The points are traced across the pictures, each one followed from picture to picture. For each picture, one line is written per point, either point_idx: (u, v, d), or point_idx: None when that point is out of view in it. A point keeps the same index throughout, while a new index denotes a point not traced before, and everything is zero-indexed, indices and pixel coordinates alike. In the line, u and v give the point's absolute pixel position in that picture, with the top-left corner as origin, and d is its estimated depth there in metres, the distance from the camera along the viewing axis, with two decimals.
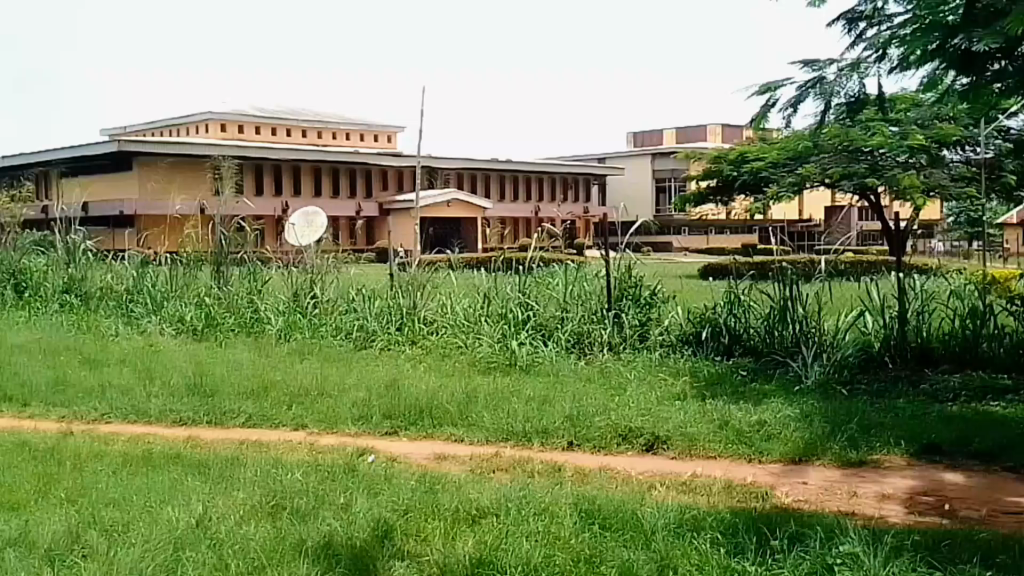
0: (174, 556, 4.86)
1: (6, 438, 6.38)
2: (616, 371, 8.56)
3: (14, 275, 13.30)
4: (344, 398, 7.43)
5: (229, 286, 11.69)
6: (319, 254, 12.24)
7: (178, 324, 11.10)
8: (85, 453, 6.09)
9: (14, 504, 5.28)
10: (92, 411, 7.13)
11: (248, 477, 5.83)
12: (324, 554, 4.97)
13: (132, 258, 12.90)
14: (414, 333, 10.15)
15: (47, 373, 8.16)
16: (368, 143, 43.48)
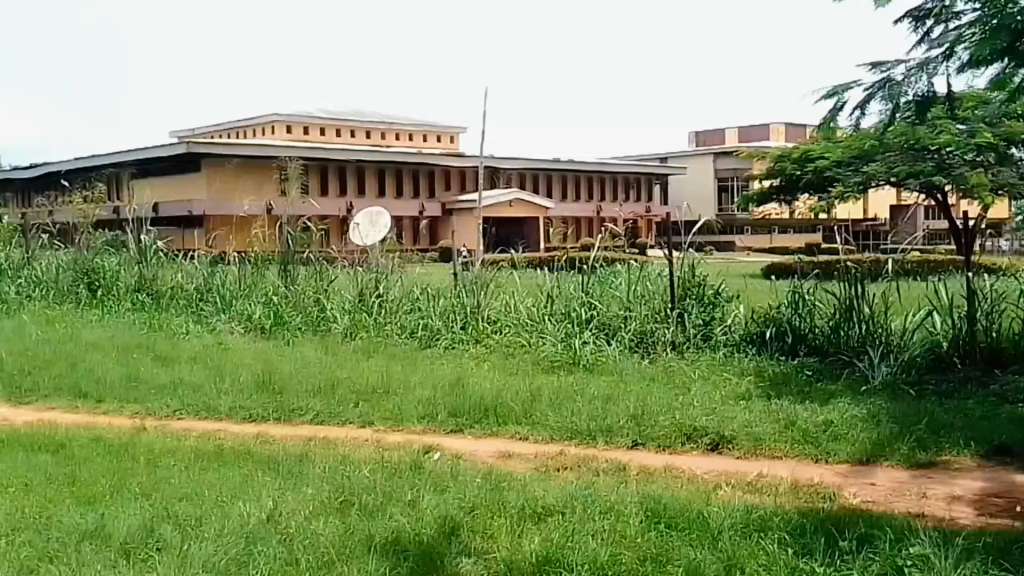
0: (246, 549, 4.94)
1: (81, 433, 6.53)
2: (681, 371, 8.58)
3: (86, 275, 13.56)
4: (409, 396, 7.49)
5: (295, 286, 11.85)
6: (383, 254, 12.35)
7: (246, 323, 11.30)
8: (157, 449, 6.21)
9: (91, 498, 5.40)
10: (164, 408, 7.27)
11: (317, 473, 5.91)
12: (393, 551, 5.01)
13: (202, 258, 13.16)
14: (479, 332, 10.21)
15: (121, 369, 8.35)
16: (431, 143, 44.06)
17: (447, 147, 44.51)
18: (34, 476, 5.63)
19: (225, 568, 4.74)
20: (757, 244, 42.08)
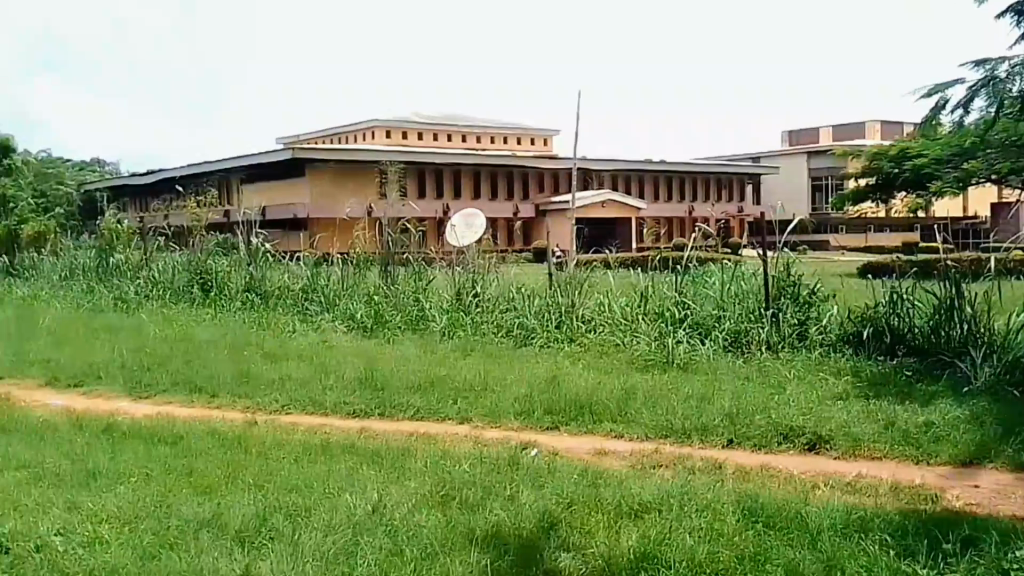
0: (354, 540, 5.12)
1: (194, 426, 6.89)
2: (776, 370, 8.62)
3: (200, 275, 14.25)
4: (507, 393, 7.65)
5: (397, 285, 12.23)
6: (479, 254, 12.67)
7: (349, 321, 11.72)
8: (268, 442, 6.49)
9: (207, 488, 5.67)
10: (273, 403, 7.59)
11: (419, 467, 6.09)
12: (493, 544, 5.14)
13: (307, 260, 13.69)
14: (573, 331, 10.40)
15: (234, 366, 8.74)
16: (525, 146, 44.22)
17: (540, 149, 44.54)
18: (155, 467, 5.96)
19: (334, 557, 4.94)
20: (853, 242, 40.84)
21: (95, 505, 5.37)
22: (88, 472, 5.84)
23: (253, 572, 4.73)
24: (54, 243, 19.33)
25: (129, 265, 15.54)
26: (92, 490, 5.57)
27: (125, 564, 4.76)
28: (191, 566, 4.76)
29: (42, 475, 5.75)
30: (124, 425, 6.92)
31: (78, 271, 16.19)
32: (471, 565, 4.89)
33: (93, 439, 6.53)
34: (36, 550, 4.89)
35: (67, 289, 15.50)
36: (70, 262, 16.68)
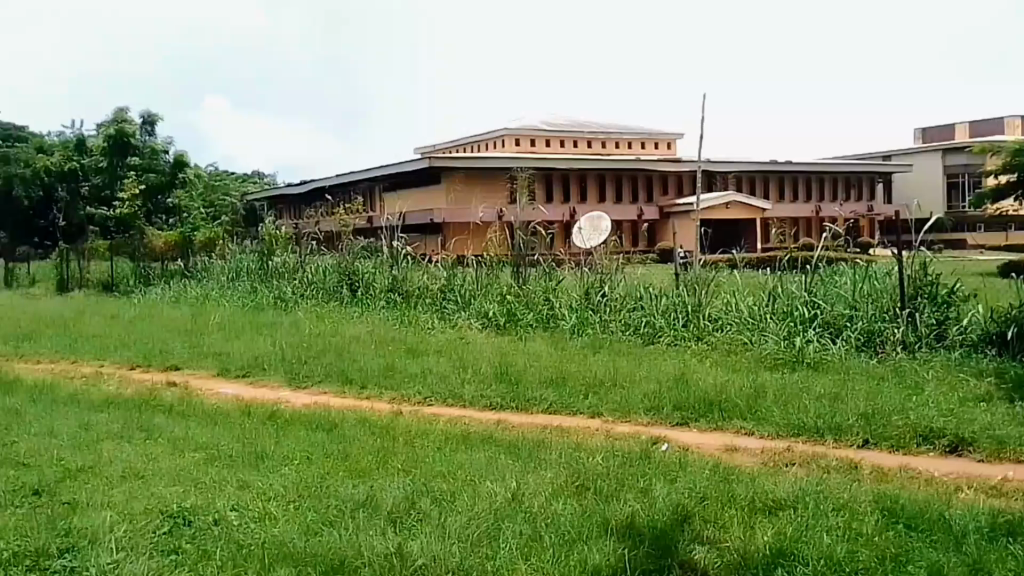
0: (496, 525, 5.42)
1: (345, 415, 7.45)
2: (912, 371, 8.44)
3: (348, 275, 15.16)
4: (636, 389, 7.86)
5: (527, 284, 12.64)
6: (606, 255, 12.91)
7: (484, 319, 12.20)
8: (413, 431, 6.94)
9: (360, 471, 6.14)
10: (416, 395, 8.09)
11: (555, 458, 6.37)
12: (628, 533, 5.32)
13: (443, 261, 14.26)
14: (700, 329, 10.48)
15: (380, 360, 9.34)
16: (650, 150, 43.23)
17: (663, 153, 43.41)
18: (313, 451, 6.50)
19: (478, 540, 5.26)
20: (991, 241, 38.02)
21: (263, 484, 5.93)
22: (256, 454, 6.45)
23: (406, 550, 5.11)
24: (221, 247, 21.06)
25: (285, 268, 16.77)
26: (262, 470, 6.16)
27: (292, 538, 5.25)
28: (349, 543, 5.19)
29: (218, 456, 6.41)
30: (286, 412, 7.57)
31: (243, 272, 17.66)
32: (608, 553, 5.08)
33: (258, 425, 7.20)
34: (216, 522, 5.48)
35: (236, 287, 16.95)
36: (236, 263, 18.20)
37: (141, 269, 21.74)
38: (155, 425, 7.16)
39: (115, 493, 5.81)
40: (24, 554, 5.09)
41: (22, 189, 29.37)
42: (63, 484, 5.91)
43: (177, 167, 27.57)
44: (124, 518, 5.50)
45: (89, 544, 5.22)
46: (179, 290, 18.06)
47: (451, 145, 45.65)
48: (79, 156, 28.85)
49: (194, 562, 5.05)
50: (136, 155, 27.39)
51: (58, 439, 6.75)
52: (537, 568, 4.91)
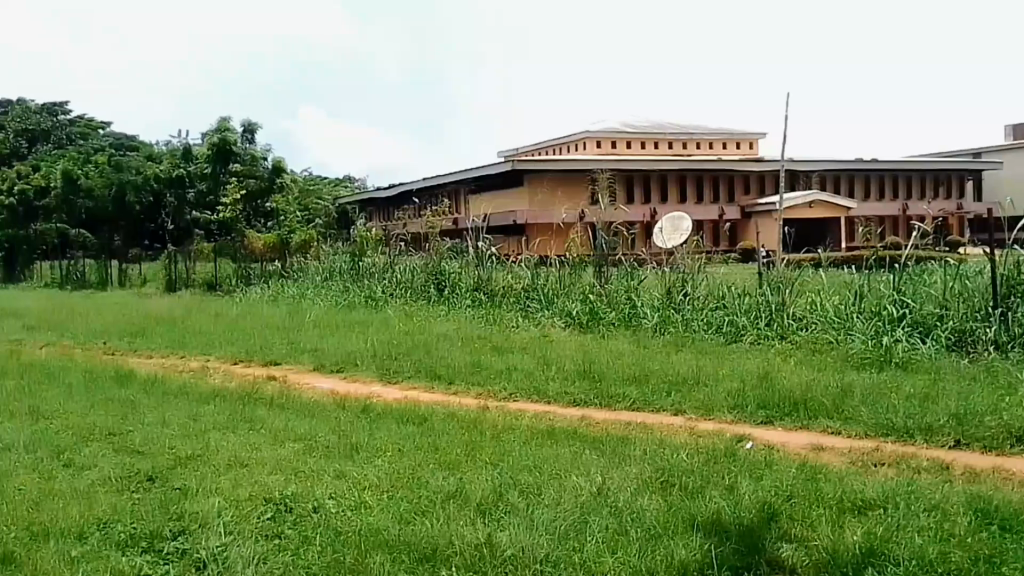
0: (583, 518, 5.57)
1: (433, 410, 7.73)
2: (1005, 372, 8.32)
3: (435, 275, 15.64)
4: (719, 387, 7.94)
5: (609, 284, 12.85)
6: (689, 255, 13.04)
7: (567, 317, 12.49)
8: (499, 426, 7.15)
9: (450, 463, 6.37)
10: (501, 390, 8.35)
11: (640, 454, 6.49)
12: (713, 530, 5.39)
13: (526, 261, 14.56)
14: (784, 328, 10.58)
15: (467, 356, 9.65)
16: (733, 150, 42.40)
17: (747, 152, 42.53)
18: (405, 444, 6.77)
19: (565, 533, 5.41)
20: None
21: (358, 474, 6.21)
22: (351, 445, 6.76)
23: (495, 540, 5.28)
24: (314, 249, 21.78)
25: (375, 268, 17.39)
26: (356, 461, 6.46)
27: (385, 527, 5.49)
28: (440, 532, 5.40)
29: (315, 446, 6.74)
30: (378, 406, 7.90)
31: (336, 273, 18.31)
32: (694, 548, 5.16)
33: (353, 417, 7.54)
34: (316, 510, 5.78)
35: (331, 287, 17.59)
36: (329, 263, 18.85)
37: (243, 269, 23.15)
38: (257, 416, 7.58)
39: (223, 479, 6.18)
40: (141, 536, 5.48)
41: (133, 195, 30.32)
42: (175, 471, 6.33)
43: (274, 172, 27.91)
44: (231, 504, 5.84)
45: (200, 528, 5.57)
46: (277, 290, 18.86)
47: (536, 148, 46.04)
48: (185, 162, 29.72)
49: (297, 547, 5.34)
50: (237, 163, 28.04)
51: (170, 429, 7.23)
52: (625, 562, 5.02)
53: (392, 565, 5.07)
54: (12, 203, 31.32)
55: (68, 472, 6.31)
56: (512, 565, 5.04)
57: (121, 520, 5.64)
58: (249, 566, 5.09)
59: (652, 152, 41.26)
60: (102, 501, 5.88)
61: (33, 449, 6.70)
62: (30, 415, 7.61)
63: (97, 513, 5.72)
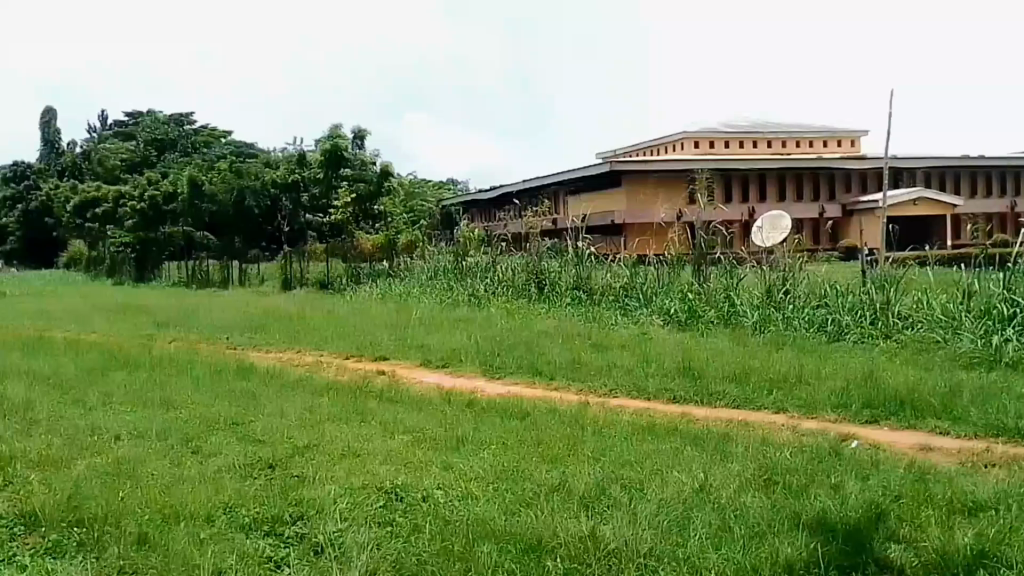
0: (687, 513, 5.68)
1: (534, 405, 8.13)
2: None
3: (537, 275, 16.78)
4: (823, 386, 8.14)
5: (708, 283, 13.57)
6: (786, 255, 13.78)
7: (666, 315, 13.43)
8: (601, 421, 7.44)
9: (552, 458, 6.62)
10: (601, 386, 8.81)
11: (743, 451, 6.63)
12: (818, 528, 5.41)
13: (624, 260, 15.50)
14: (888, 327, 11.14)
15: (567, 352, 10.22)
16: (833, 149, 41.56)
17: (848, 151, 41.48)
18: (508, 437, 7.09)
19: (667, 527, 5.51)
20: None
21: (465, 466, 6.49)
22: (457, 438, 7.09)
23: (599, 533, 5.41)
24: (420, 250, 23.71)
25: (479, 268, 18.83)
26: (462, 453, 6.76)
27: (492, 517, 5.69)
28: (545, 524, 5.56)
29: (423, 438, 7.11)
30: (482, 401, 8.36)
31: (441, 272, 20.16)
32: (800, 547, 5.18)
33: (458, 411, 7.98)
34: (424, 499, 6.04)
35: (437, 284, 19.54)
36: (434, 263, 20.99)
37: (353, 268, 25.00)
38: (368, 409, 8.06)
39: (337, 469, 6.53)
40: (263, 519, 5.83)
41: (252, 200, 31.64)
42: (293, 460, 6.72)
43: (382, 176, 28.24)
44: (344, 492, 6.16)
45: (317, 514, 5.88)
46: (386, 288, 21.05)
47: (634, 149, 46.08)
48: (300, 167, 30.16)
49: (407, 534, 5.59)
50: (348, 167, 28.53)
51: (287, 420, 7.73)
52: (729, 558, 5.09)
53: (500, 554, 5.26)
54: (143, 208, 34.00)
55: (197, 458, 6.82)
56: (617, 558, 5.16)
57: (244, 504, 6.01)
58: (364, 550, 5.35)
59: (751, 151, 40.53)
60: (227, 485, 6.31)
61: (165, 437, 7.29)
62: (164, 405, 8.33)
63: (223, 497, 6.11)
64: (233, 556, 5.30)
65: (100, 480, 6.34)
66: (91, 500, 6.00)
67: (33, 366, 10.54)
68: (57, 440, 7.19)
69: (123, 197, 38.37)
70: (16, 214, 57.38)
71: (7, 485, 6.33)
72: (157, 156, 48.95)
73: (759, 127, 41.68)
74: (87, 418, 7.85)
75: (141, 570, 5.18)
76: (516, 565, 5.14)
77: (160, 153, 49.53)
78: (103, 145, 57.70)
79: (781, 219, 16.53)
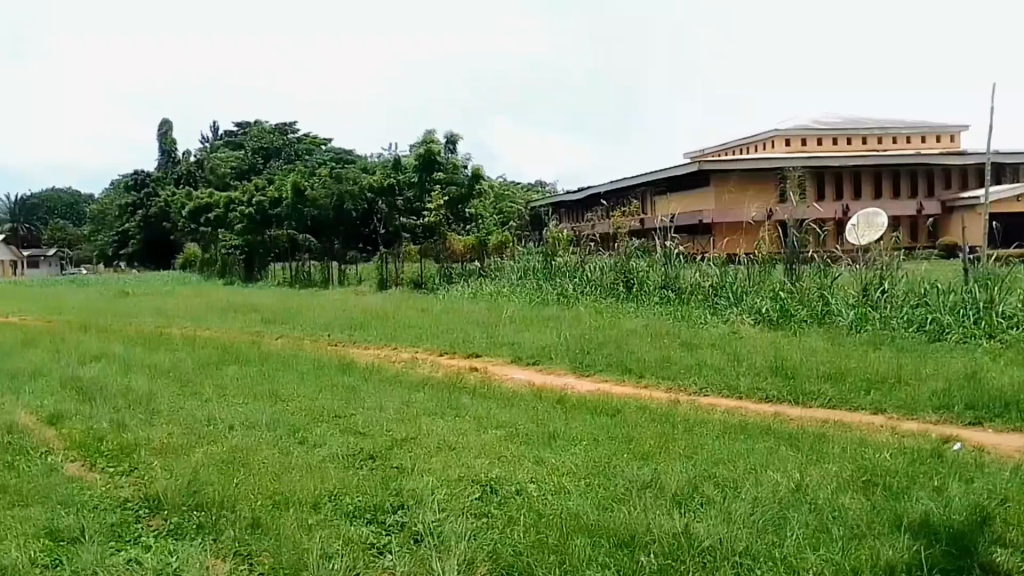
0: (782, 513, 5.72)
1: (625, 403, 8.47)
2: None
3: (624, 274, 17.37)
4: (923, 387, 8.30)
5: (801, 281, 13.97)
6: (881, 253, 14.03)
7: (757, 314, 13.78)
8: (691, 420, 7.67)
9: (645, 454, 6.83)
10: (693, 385, 9.15)
11: (840, 452, 6.81)
12: (919, 530, 5.39)
13: (714, 260, 15.93)
14: (993, 327, 11.32)
15: (656, 351, 10.65)
16: (931, 145, 40.10)
17: (947, 146, 39.90)
18: (599, 434, 7.37)
19: (763, 527, 5.56)
20: None
21: (557, 462, 6.72)
22: (550, 434, 7.41)
23: (693, 531, 5.48)
24: (510, 251, 24.77)
25: (568, 267, 19.52)
26: (554, 448, 7.02)
27: (585, 512, 5.82)
28: (638, 520, 5.65)
29: (518, 433, 7.47)
30: (572, 398, 8.74)
31: (530, 271, 20.97)
32: (901, 549, 5.14)
33: (549, 408, 8.38)
34: (519, 492, 6.25)
35: (528, 283, 20.39)
36: (524, 263, 21.75)
37: (445, 269, 26.31)
38: (462, 404, 8.52)
39: (435, 461, 6.84)
40: (366, 508, 6.13)
41: (350, 203, 33.06)
42: (392, 452, 7.07)
43: (474, 179, 30.37)
44: (442, 484, 6.42)
45: (416, 504, 6.13)
46: (477, 287, 22.02)
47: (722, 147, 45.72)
48: (396, 173, 32.60)
49: (503, 525, 5.77)
50: (440, 171, 30.87)
51: (385, 413, 8.15)
52: (827, 558, 5.09)
53: (594, 548, 5.37)
54: (251, 212, 37.21)
55: (303, 448, 7.25)
56: (712, 555, 5.22)
57: (347, 494, 6.33)
58: (463, 540, 5.56)
59: (845, 148, 39.57)
60: (331, 474, 6.67)
61: (273, 427, 7.80)
62: (273, 397, 8.93)
63: (328, 485, 6.45)
64: (339, 542, 5.58)
65: (215, 467, 6.80)
66: (208, 485, 6.43)
67: (156, 358, 11.47)
68: (177, 430, 7.80)
69: (232, 202, 40.44)
70: (136, 219, 61.96)
71: (133, 470, 6.89)
72: (264, 163, 54.93)
73: (852, 124, 40.65)
74: (203, 409, 8.49)
75: (255, 552, 5.52)
76: (611, 559, 5.24)
77: (269, 161, 54.98)
78: (214, 154, 61.37)
79: (876, 217, 16.30)
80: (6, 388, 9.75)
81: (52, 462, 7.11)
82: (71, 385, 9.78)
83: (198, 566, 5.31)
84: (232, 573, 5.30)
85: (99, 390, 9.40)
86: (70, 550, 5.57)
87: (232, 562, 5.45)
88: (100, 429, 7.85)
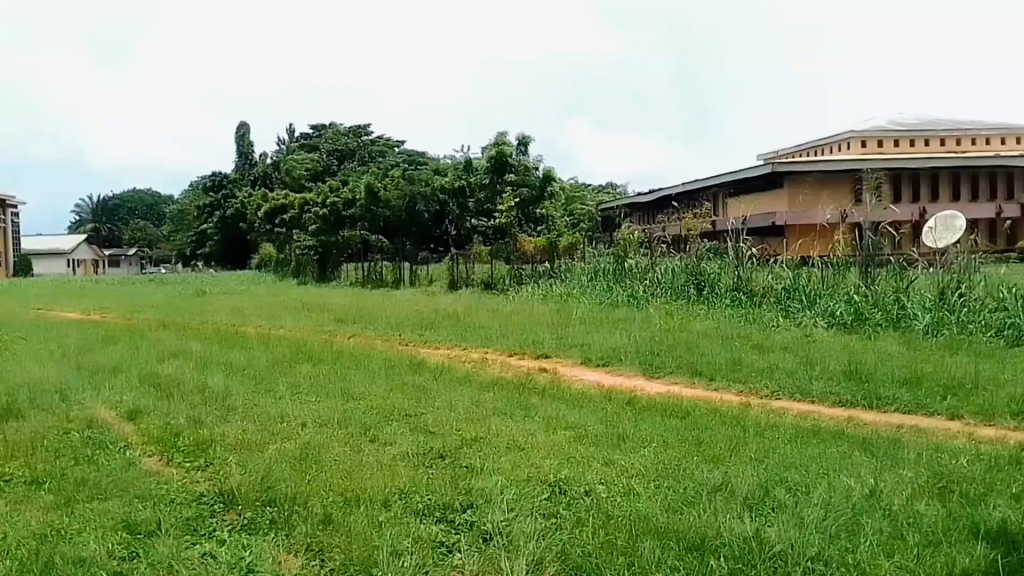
0: (856, 519, 5.65)
1: (695, 406, 8.63)
2: None
3: (693, 276, 17.58)
4: (1000, 394, 8.56)
5: (877, 285, 14.24)
6: (957, 259, 14.37)
7: (830, 317, 13.92)
8: (763, 424, 7.85)
9: (716, 457, 6.93)
10: (763, 389, 9.48)
11: (914, 459, 6.80)
12: (998, 539, 5.32)
13: (786, 263, 16.21)
14: None
15: (728, 355, 10.99)
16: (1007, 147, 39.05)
17: None
18: (668, 436, 7.49)
19: (836, 532, 5.47)
20: None
21: (627, 463, 6.82)
22: (618, 435, 7.56)
23: (764, 535, 5.38)
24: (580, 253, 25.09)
25: (638, 268, 19.78)
26: (624, 450, 7.16)
27: (654, 514, 5.77)
28: (708, 524, 5.58)
29: (586, 435, 7.61)
30: (642, 400, 8.99)
31: (601, 272, 21.03)
32: (979, 558, 5.04)
33: (619, 409, 8.60)
34: (588, 493, 6.26)
35: (597, 283, 20.47)
36: (595, 264, 21.84)
37: (515, 269, 26.75)
38: (532, 405, 8.75)
39: (505, 460, 6.97)
40: (436, 505, 6.17)
41: (422, 205, 35.72)
42: (463, 451, 7.25)
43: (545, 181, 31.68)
44: (510, 484, 6.46)
45: (485, 502, 6.16)
46: (548, 288, 22.28)
47: (796, 151, 45.54)
48: (465, 174, 34.09)
49: (571, 527, 5.71)
50: (511, 172, 32.23)
51: (457, 413, 8.44)
52: (902, 566, 4.99)
53: (663, 550, 5.28)
54: (325, 214, 37.92)
55: (374, 446, 7.44)
56: (783, 560, 5.10)
57: (417, 492, 6.38)
58: (532, 539, 5.51)
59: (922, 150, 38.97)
60: (401, 474, 6.77)
61: (346, 425, 8.03)
62: (346, 395, 9.21)
63: (398, 484, 6.53)
64: (409, 539, 5.56)
65: (288, 463, 6.96)
66: (281, 482, 6.54)
67: (232, 355, 11.82)
68: (252, 426, 8.03)
69: (307, 203, 41.34)
70: (214, 220, 63.97)
71: (208, 465, 7.07)
72: (338, 165, 55.89)
73: (928, 126, 40.04)
74: (276, 407, 8.75)
75: (327, 548, 5.52)
76: (681, 561, 5.15)
77: (341, 163, 56.31)
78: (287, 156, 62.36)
79: (955, 219, 16.24)
80: (88, 382, 10.14)
81: (132, 457, 7.33)
82: (152, 380, 10.16)
83: (271, 561, 5.33)
84: (304, 568, 5.30)
85: (177, 386, 9.72)
86: (147, 544, 5.62)
87: (304, 557, 5.46)
88: (176, 425, 8.09)
